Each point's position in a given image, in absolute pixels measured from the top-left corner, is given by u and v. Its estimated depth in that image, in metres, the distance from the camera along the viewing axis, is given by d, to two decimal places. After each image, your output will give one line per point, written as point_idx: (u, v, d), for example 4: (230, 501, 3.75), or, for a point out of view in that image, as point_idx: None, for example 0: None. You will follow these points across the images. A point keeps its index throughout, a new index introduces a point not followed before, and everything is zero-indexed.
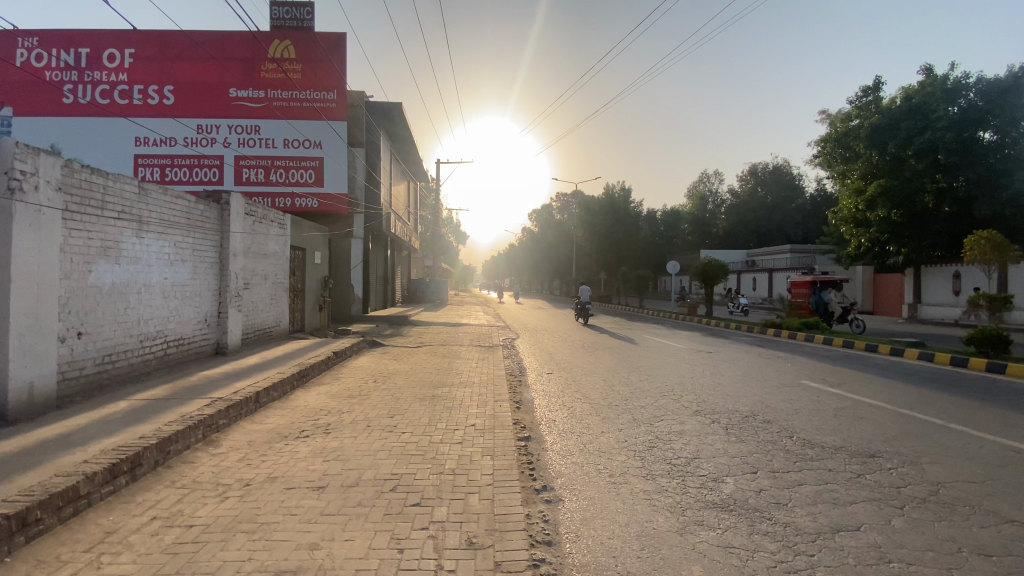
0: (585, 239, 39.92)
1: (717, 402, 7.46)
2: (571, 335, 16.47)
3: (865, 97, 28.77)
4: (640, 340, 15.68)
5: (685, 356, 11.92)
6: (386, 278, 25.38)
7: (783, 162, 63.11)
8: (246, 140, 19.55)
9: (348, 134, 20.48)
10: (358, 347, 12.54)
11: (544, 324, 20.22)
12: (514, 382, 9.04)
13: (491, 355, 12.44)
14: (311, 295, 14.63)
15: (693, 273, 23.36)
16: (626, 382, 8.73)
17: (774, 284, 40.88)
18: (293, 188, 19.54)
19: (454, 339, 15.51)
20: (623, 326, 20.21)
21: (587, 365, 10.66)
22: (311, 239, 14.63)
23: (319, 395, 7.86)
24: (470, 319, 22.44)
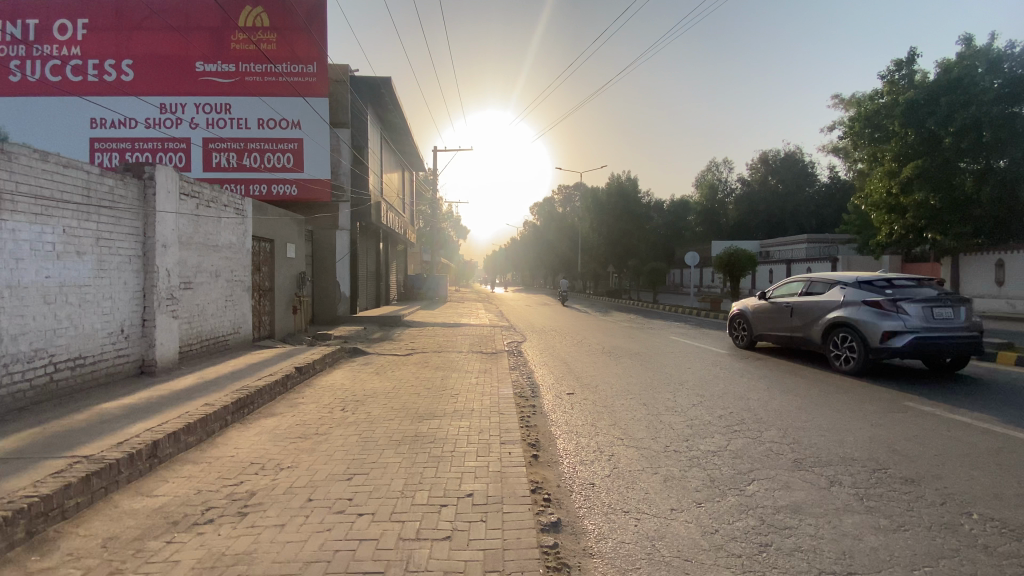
0: (592, 231, 37.46)
1: (816, 445, 5.27)
2: (587, 338, 14.22)
3: (899, 71, 26.05)
4: (668, 343, 13.44)
5: (733, 366, 9.71)
6: (378, 273, 23.18)
7: (795, 150, 60.54)
8: (215, 120, 17.24)
9: (330, 113, 18.16)
10: (335, 356, 10.35)
11: (554, 324, 18.00)
12: (525, 409, 6.85)
13: (496, 365, 10.30)
14: (281, 295, 12.33)
15: (716, 265, 21.05)
16: (674, 409, 6.54)
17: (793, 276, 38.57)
18: (269, 173, 17.28)
19: (452, 344, 13.35)
20: (641, 325, 17.91)
21: (616, 381, 8.43)
22: (280, 229, 12.40)
23: (258, 436, 5.71)
24: (471, 318, 20.26)
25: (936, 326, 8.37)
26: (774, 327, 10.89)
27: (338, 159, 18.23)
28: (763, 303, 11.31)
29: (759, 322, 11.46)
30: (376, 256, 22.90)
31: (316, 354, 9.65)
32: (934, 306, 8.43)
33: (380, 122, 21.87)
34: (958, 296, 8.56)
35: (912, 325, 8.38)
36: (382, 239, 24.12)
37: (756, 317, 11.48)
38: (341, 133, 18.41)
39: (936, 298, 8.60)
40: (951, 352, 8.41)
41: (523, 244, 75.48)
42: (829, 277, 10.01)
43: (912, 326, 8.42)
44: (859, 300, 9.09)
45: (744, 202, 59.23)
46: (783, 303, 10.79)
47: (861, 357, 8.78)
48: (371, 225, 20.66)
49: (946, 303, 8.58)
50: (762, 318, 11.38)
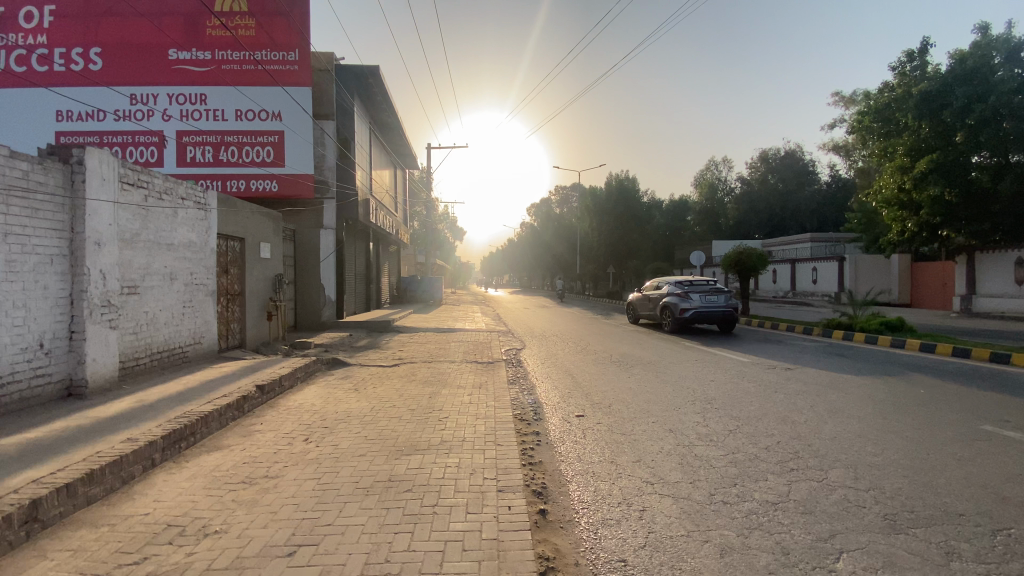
0: (592, 231, 36.19)
1: (904, 494, 4.08)
2: (591, 344, 13.00)
3: (911, 62, 25.26)
4: (682, 348, 12.23)
5: (762, 375, 8.55)
6: (368, 275, 21.95)
7: (795, 148, 59.56)
8: (190, 112, 16.01)
9: (313, 105, 16.91)
10: (311, 369, 9.13)
11: (554, 328, 16.83)
12: (527, 437, 5.66)
13: (493, 376, 9.11)
14: (253, 300, 11.10)
15: (724, 265, 19.90)
16: (710, 440, 5.36)
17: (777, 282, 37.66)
18: (249, 168, 16.01)
19: (443, 352, 12.16)
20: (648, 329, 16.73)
21: (632, 397, 7.25)
22: (253, 227, 11.19)
23: (189, 482, 4.53)
24: (466, 322, 19.06)
25: (707, 304, 15.10)
26: (644, 308, 17.43)
27: (323, 153, 16.96)
28: (640, 294, 17.90)
29: (639, 306, 18.07)
30: (366, 258, 21.69)
31: (286, 368, 8.42)
32: (706, 293, 15.11)
33: (369, 115, 20.58)
34: (722, 288, 15.23)
35: (693, 304, 15.10)
36: (372, 239, 22.91)
37: (638, 303, 18.09)
38: (325, 126, 17.13)
39: (710, 290, 15.26)
40: (716, 319, 15.09)
41: (520, 244, 74.11)
42: (666, 278, 16.66)
43: (693, 305, 15.14)
44: (674, 291, 15.86)
45: (744, 201, 58.16)
46: (646, 296, 17.52)
47: (672, 322, 15.50)
48: (360, 225, 19.40)
49: (715, 292, 15.20)
50: (640, 303, 18.03)
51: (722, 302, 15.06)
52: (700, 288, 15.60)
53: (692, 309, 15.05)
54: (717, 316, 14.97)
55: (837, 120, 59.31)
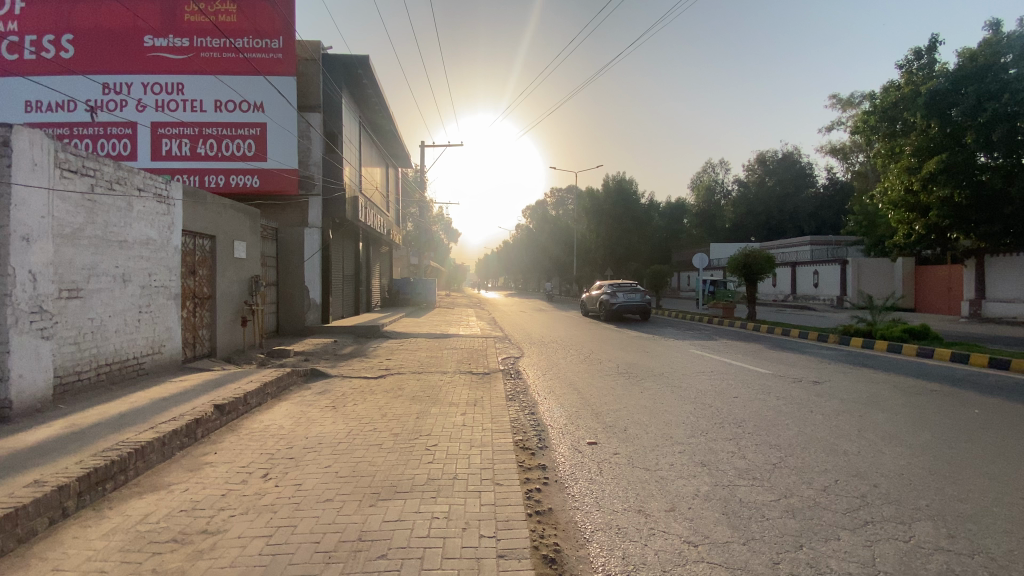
0: (590, 232, 35.22)
1: (1019, 561, 3.19)
2: (596, 351, 12.05)
3: (919, 60, 24.66)
4: (694, 355, 11.31)
5: (790, 390, 7.66)
6: (357, 277, 20.97)
7: (794, 150, 58.95)
8: (167, 103, 15.01)
9: (298, 96, 15.88)
10: (285, 382, 8.13)
11: (553, 334, 15.85)
12: (530, 472, 4.73)
13: (490, 390, 8.15)
14: (225, 304, 10.08)
15: (730, 267, 18.95)
16: (754, 478, 4.43)
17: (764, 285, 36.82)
18: (229, 162, 14.97)
19: (435, 361, 11.15)
20: (653, 334, 15.81)
21: (651, 417, 6.32)
22: (227, 224, 10.23)
23: (106, 541, 3.58)
24: (460, 327, 18.11)
25: (629, 300, 19.98)
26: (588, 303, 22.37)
27: (309, 147, 15.94)
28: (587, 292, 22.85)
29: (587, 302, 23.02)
30: (355, 259, 20.65)
31: (255, 382, 7.40)
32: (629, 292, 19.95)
33: (359, 109, 19.49)
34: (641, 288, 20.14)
35: (618, 300, 20.00)
36: (362, 239, 21.93)
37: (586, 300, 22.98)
38: (311, 118, 16.07)
39: (632, 289, 20.18)
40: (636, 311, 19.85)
41: (515, 246, 73.11)
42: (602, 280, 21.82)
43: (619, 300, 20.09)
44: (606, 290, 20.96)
45: (743, 203, 57.48)
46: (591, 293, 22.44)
47: (603, 312, 20.42)
48: (349, 225, 18.40)
49: (635, 291, 20.11)
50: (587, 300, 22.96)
51: (640, 298, 19.94)
52: (624, 288, 20.66)
53: (618, 303, 19.99)
54: (637, 309, 19.81)
55: (835, 123, 58.85)
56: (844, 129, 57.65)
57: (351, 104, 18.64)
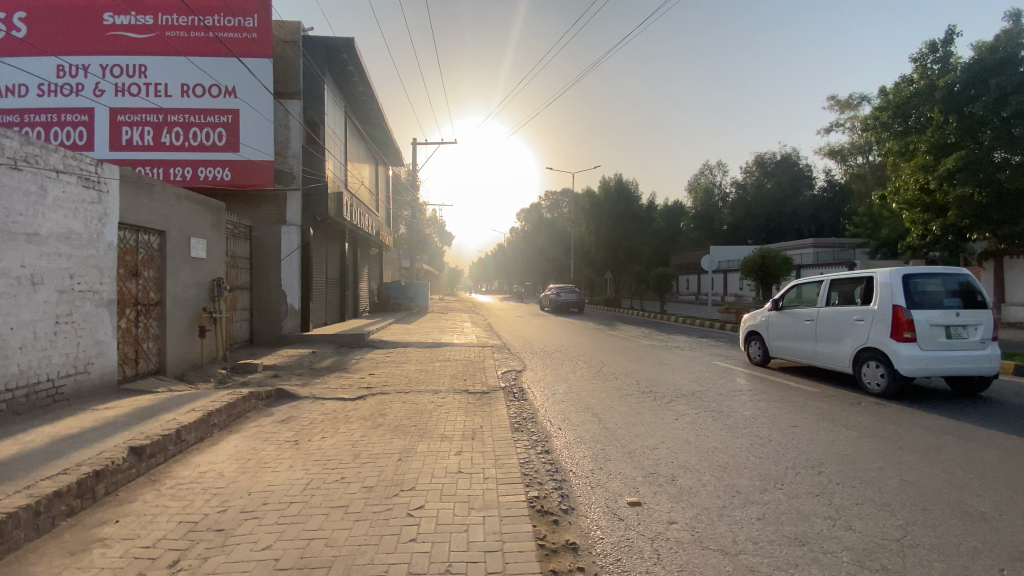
0: (589, 233, 33.71)
1: None
2: (607, 362, 10.65)
3: (931, 55, 23.54)
4: (720, 368, 9.93)
5: (857, 419, 6.29)
6: (343, 280, 19.48)
7: (793, 152, 58.07)
8: (128, 87, 13.47)
9: (275, 82, 14.39)
10: (241, 408, 6.63)
11: (557, 342, 14.38)
12: (559, 557, 3.30)
13: (491, 417, 6.69)
14: (179, 311, 8.62)
15: (744, 270, 17.59)
16: (883, 571, 3.05)
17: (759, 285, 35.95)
18: (197, 153, 13.50)
19: (426, 376, 9.69)
20: (665, 341, 14.42)
21: (700, 459, 4.93)
22: (182, 218, 8.75)
23: None
24: (454, 334, 16.66)
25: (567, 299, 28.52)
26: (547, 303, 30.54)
27: (287, 137, 14.43)
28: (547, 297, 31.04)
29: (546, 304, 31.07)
30: (341, 261, 19.16)
31: (199, 410, 5.93)
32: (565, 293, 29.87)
33: (343, 99, 18.00)
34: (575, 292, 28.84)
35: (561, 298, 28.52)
36: (348, 240, 20.43)
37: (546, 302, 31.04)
38: (290, 106, 14.57)
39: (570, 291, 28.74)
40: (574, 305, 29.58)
41: (510, 250, 71.78)
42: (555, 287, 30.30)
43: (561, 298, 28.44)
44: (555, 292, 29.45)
45: (742, 205, 56.42)
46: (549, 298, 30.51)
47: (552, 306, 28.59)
48: (334, 225, 16.95)
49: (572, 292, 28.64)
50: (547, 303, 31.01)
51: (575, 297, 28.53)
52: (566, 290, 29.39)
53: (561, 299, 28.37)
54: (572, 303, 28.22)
55: (833, 125, 58.17)
56: (843, 130, 56.91)
57: (337, 94, 17.22)
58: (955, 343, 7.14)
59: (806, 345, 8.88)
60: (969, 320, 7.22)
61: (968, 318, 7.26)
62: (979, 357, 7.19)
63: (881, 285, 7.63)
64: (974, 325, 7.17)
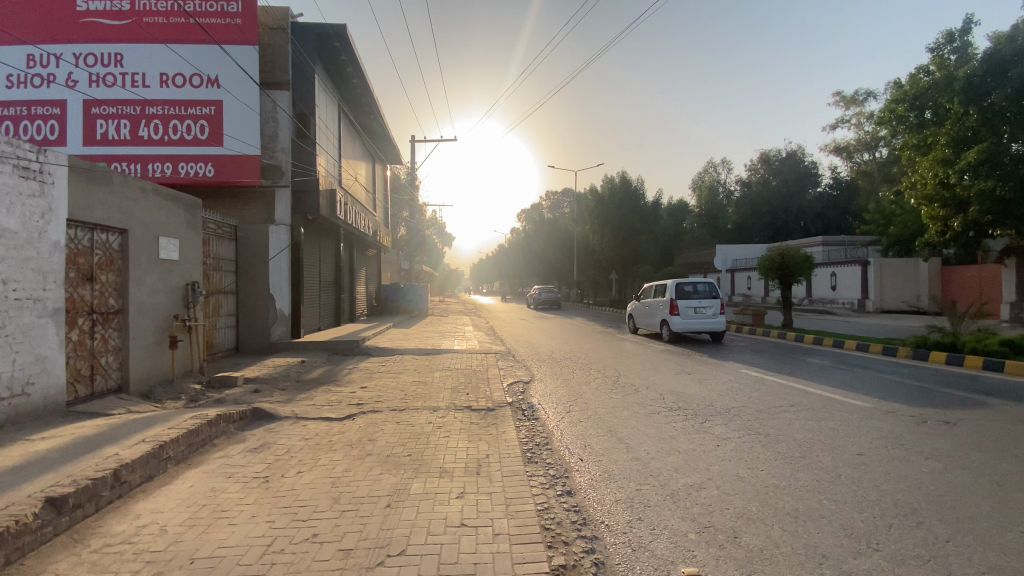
0: (593, 232, 32.64)
1: None
2: (624, 373, 9.63)
3: (948, 45, 22.51)
4: (753, 379, 8.91)
5: (932, 446, 5.32)
6: (338, 283, 18.51)
7: (796, 149, 57.17)
8: (104, 78, 12.44)
9: (262, 72, 13.44)
10: (205, 436, 5.63)
11: (566, 348, 13.35)
12: None
13: (499, 444, 5.67)
14: (144, 320, 7.66)
15: (761, 271, 16.59)
16: None
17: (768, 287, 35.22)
18: (176, 147, 12.55)
19: (424, 388, 8.67)
20: (683, 347, 13.38)
21: (767, 508, 3.91)
22: (148, 214, 7.79)
23: None
24: (455, 339, 15.72)
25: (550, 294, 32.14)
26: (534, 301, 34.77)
27: (276, 131, 13.44)
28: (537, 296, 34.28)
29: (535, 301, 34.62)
30: (335, 263, 18.21)
31: (149, 442, 4.93)
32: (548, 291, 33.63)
33: (335, 92, 17.03)
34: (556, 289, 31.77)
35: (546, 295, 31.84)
36: (343, 241, 19.47)
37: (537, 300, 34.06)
38: (277, 98, 13.56)
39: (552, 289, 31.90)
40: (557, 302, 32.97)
41: (511, 251, 70.73)
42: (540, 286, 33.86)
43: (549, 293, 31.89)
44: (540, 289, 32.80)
45: (746, 203, 55.46)
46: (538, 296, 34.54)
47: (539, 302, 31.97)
48: (327, 225, 16.00)
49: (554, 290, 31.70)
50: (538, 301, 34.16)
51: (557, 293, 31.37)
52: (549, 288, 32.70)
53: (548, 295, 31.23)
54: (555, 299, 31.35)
55: (839, 122, 57.15)
56: (848, 127, 56.01)
57: (330, 86, 16.27)
58: (700, 316, 14.09)
59: (650, 319, 15.54)
60: (707, 304, 14.15)
61: (708, 303, 14.15)
62: (714, 321, 14.16)
63: (669, 286, 14.44)
64: (710, 306, 14.03)
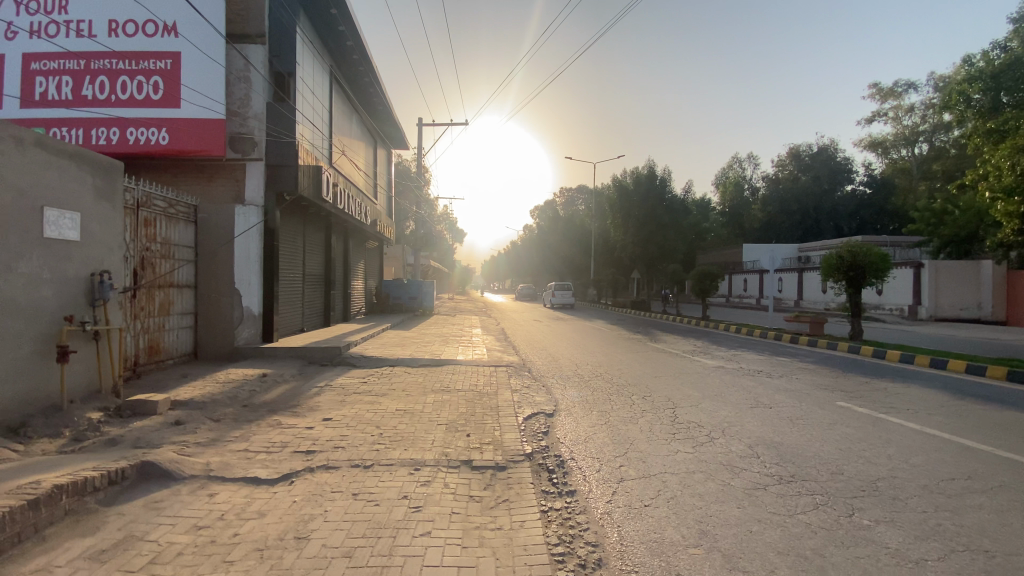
0: (614, 227, 29.91)
1: None
2: (682, 406, 7.11)
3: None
4: (869, 422, 6.33)
5: None
6: (330, 276, 16.24)
7: (829, 143, 53.63)
8: (35, 21, 10.12)
9: (231, 22, 11.07)
10: (11, 533, 3.35)
11: (594, 362, 10.81)
12: None
13: (515, 567, 3.19)
14: (11, 324, 5.39)
15: (824, 269, 13.98)
16: None
17: (806, 287, 33.57)
18: (125, 109, 10.30)
19: (409, 424, 6.23)
20: (739, 363, 10.77)
21: None
22: (21, 176, 5.49)
23: None
24: (461, 345, 13.35)
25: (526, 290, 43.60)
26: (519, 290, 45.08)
27: (247, 94, 11.05)
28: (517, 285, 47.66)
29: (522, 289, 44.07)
30: (324, 255, 15.90)
31: None
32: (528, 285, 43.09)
33: (326, 55, 14.65)
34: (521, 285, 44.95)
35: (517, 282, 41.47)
36: (337, 229, 17.20)
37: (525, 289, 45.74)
38: (249, 53, 11.15)
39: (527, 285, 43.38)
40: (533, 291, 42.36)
41: (524, 248, 68.08)
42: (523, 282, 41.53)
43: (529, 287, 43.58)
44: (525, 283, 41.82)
45: (775, 200, 52.05)
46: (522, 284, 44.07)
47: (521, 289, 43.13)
48: (312, 209, 13.69)
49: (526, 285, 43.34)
50: None
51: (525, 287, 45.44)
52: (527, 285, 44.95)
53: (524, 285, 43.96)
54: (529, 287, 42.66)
55: (874, 115, 53.49)
56: (884, 120, 52.26)
57: (320, 47, 13.96)
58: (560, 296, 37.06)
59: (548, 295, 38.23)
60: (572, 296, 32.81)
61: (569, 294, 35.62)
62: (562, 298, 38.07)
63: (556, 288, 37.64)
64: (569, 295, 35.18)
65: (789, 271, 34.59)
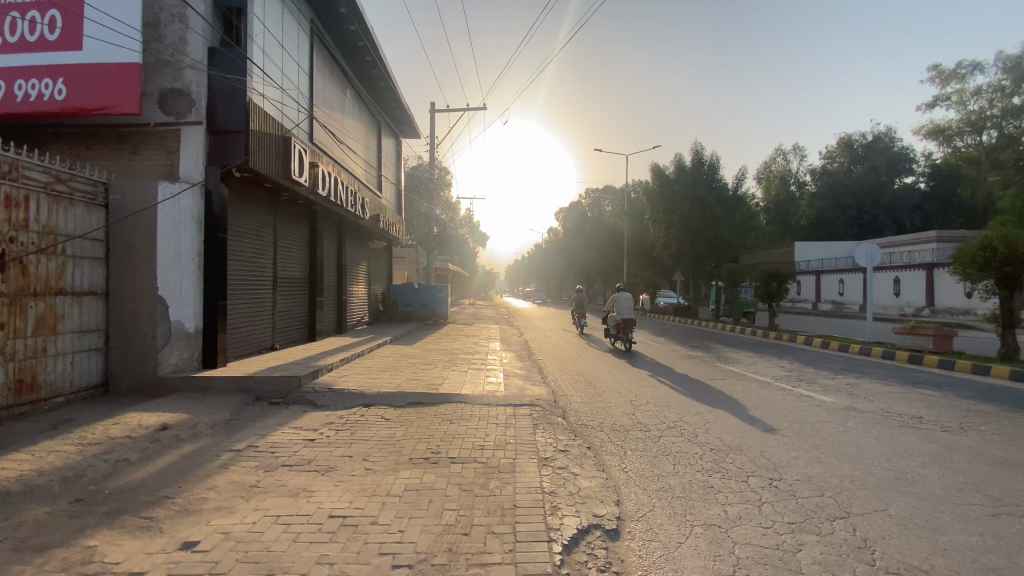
0: (653, 224, 26.42)
1: None
2: (867, 524, 3.75)
3: None
4: None
5: None
6: (318, 280, 13.37)
7: (885, 130, 48.61)
8: None
9: None
10: None
11: (660, 399, 7.51)
12: None
13: None
14: None
15: (963, 262, 10.43)
16: None
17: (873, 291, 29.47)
18: (13, 55, 7.56)
19: (336, 570, 3.08)
20: (875, 404, 7.31)
21: None
22: None
23: None
24: (471, 367, 10.21)
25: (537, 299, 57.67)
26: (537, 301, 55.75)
27: (182, 35, 8.11)
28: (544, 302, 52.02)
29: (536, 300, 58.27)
30: (309, 254, 13.05)
31: None
32: None
33: (308, 8, 11.83)
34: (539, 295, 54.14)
35: None
36: (328, 223, 14.34)
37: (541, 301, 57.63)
38: None
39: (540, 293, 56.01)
40: None
41: (548, 251, 64.73)
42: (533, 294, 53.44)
43: None
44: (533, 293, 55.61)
45: (825, 194, 47.32)
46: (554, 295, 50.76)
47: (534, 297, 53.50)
48: (285, 194, 10.77)
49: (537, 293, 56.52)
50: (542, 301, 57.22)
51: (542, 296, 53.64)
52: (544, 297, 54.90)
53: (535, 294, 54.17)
54: None
55: (936, 99, 48.26)
56: (949, 104, 47.05)
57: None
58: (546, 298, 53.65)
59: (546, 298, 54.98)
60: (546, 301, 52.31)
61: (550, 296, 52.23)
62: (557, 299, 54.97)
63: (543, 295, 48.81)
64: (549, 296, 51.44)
65: (852, 271, 30.55)
